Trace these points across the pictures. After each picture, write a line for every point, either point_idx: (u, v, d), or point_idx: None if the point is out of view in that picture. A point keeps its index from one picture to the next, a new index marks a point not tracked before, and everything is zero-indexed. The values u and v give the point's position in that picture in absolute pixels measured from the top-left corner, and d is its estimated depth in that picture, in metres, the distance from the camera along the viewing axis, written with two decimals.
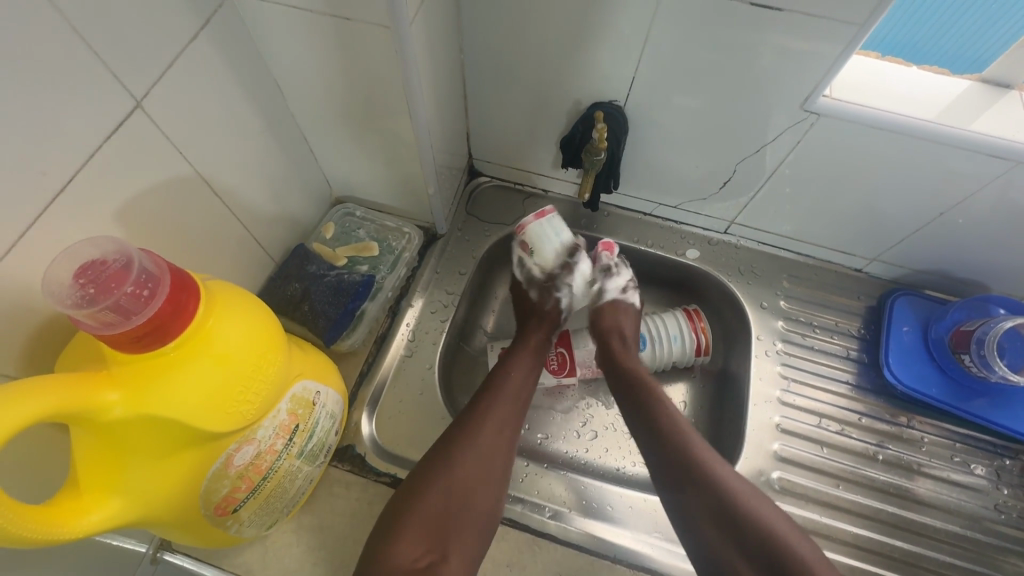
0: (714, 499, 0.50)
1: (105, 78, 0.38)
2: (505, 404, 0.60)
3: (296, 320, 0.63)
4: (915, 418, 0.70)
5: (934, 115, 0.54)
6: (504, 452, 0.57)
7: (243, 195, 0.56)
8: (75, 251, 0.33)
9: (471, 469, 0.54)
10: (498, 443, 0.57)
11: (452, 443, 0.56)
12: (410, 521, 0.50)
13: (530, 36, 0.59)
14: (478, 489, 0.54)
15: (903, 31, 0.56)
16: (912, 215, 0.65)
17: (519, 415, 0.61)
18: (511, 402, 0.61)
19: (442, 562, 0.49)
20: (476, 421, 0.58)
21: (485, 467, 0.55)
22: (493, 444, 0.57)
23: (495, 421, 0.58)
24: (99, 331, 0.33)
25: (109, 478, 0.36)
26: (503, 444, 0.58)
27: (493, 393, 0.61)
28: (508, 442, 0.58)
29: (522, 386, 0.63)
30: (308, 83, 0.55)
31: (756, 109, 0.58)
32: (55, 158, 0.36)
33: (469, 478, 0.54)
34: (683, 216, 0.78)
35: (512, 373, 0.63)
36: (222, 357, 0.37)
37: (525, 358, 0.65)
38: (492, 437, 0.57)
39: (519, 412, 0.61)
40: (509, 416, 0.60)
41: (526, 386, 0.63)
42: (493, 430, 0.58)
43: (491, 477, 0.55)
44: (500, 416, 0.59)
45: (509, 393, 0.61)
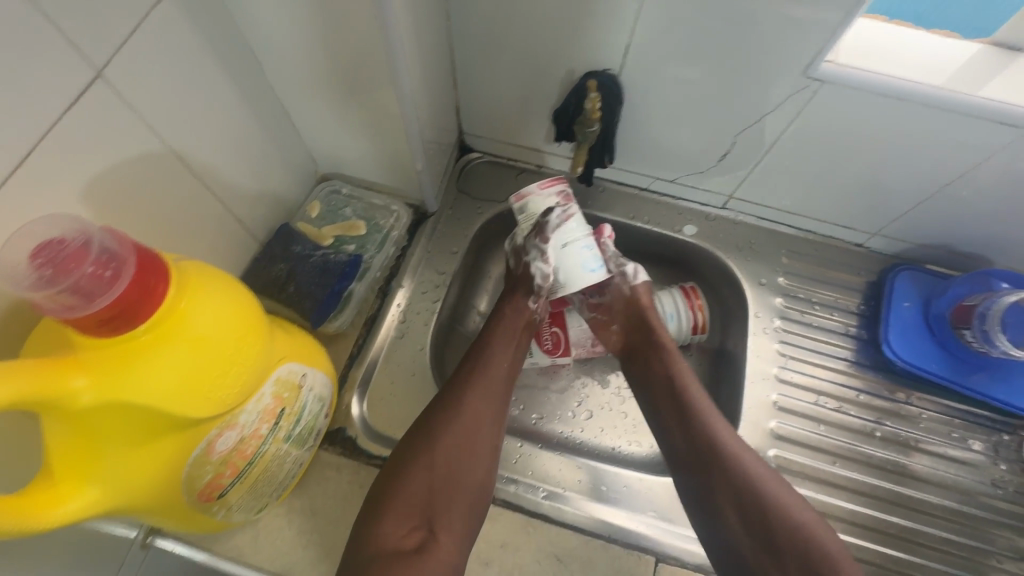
0: (737, 485, 0.53)
1: (61, 46, 0.35)
2: (490, 377, 0.59)
3: (281, 302, 0.61)
4: (913, 394, 0.69)
5: (943, 81, 0.52)
6: (491, 425, 0.56)
7: (221, 173, 0.53)
8: (30, 230, 0.31)
9: (454, 446, 0.53)
10: (485, 417, 0.56)
11: (435, 421, 0.55)
12: (395, 500, 0.50)
13: (520, 1, 0.55)
14: (466, 464, 0.53)
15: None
16: (916, 188, 0.63)
17: (503, 390, 0.59)
18: (496, 374, 0.59)
19: (432, 538, 0.49)
20: (459, 399, 0.56)
21: (469, 441, 0.54)
22: (478, 418, 0.55)
23: (479, 395, 0.57)
24: (61, 314, 0.31)
25: (84, 466, 0.35)
26: (489, 417, 0.56)
27: (476, 366, 0.59)
28: (495, 415, 0.57)
29: (506, 361, 0.61)
30: (285, 52, 0.52)
31: (757, 77, 0.56)
32: (9, 131, 0.34)
33: (455, 454, 0.53)
34: (681, 190, 0.76)
35: (497, 345, 0.61)
36: (198, 340, 0.36)
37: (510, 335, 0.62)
38: (477, 412, 0.56)
39: (505, 386, 0.59)
40: (495, 389, 0.58)
41: (511, 360, 0.62)
42: (476, 405, 0.56)
43: (478, 451, 0.54)
44: (484, 390, 0.57)
45: (492, 366, 0.59)
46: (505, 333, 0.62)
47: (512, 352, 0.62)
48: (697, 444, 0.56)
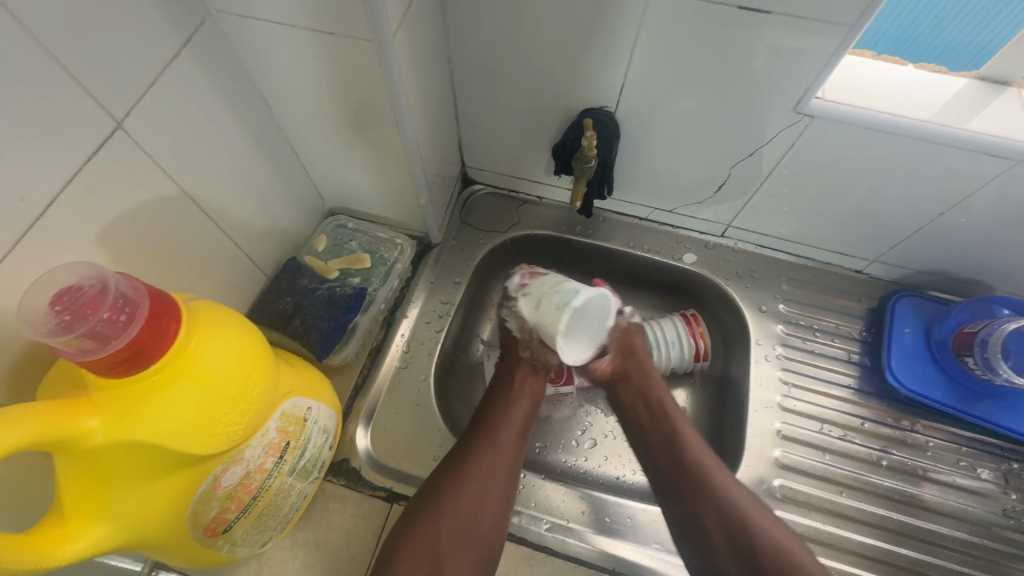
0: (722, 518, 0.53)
1: (85, 101, 0.38)
2: (510, 426, 0.60)
3: (288, 335, 0.63)
4: (919, 421, 0.69)
5: (930, 114, 0.53)
6: (504, 477, 0.56)
7: (231, 211, 0.55)
8: (51, 277, 0.33)
9: (470, 491, 0.54)
10: (495, 468, 0.56)
11: (446, 474, 0.55)
12: (404, 556, 0.50)
13: (518, 44, 0.58)
14: (474, 517, 0.53)
15: (904, 25, 0.54)
16: (911, 215, 0.64)
17: (522, 433, 0.60)
18: (508, 425, 0.60)
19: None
20: (479, 442, 0.58)
21: (478, 495, 0.54)
22: (486, 472, 0.56)
23: (491, 447, 0.58)
24: (77, 358, 0.32)
25: (93, 504, 0.36)
26: (501, 469, 0.56)
27: (494, 413, 0.61)
28: (508, 466, 0.57)
29: (524, 406, 0.62)
30: (295, 96, 0.54)
31: (748, 111, 0.58)
32: (34, 180, 0.36)
33: (459, 510, 0.53)
34: (679, 220, 0.77)
35: (517, 390, 0.63)
36: (206, 379, 0.37)
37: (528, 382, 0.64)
38: (484, 465, 0.56)
39: (524, 429, 0.61)
40: (507, 441, 0.58)
41: (529, 405, 0.63)
42: (487, 456, 0.57)
43: (487, 504, 0.54)
44: (494, 442, 0.58)
45: (504, 417, 0.60)
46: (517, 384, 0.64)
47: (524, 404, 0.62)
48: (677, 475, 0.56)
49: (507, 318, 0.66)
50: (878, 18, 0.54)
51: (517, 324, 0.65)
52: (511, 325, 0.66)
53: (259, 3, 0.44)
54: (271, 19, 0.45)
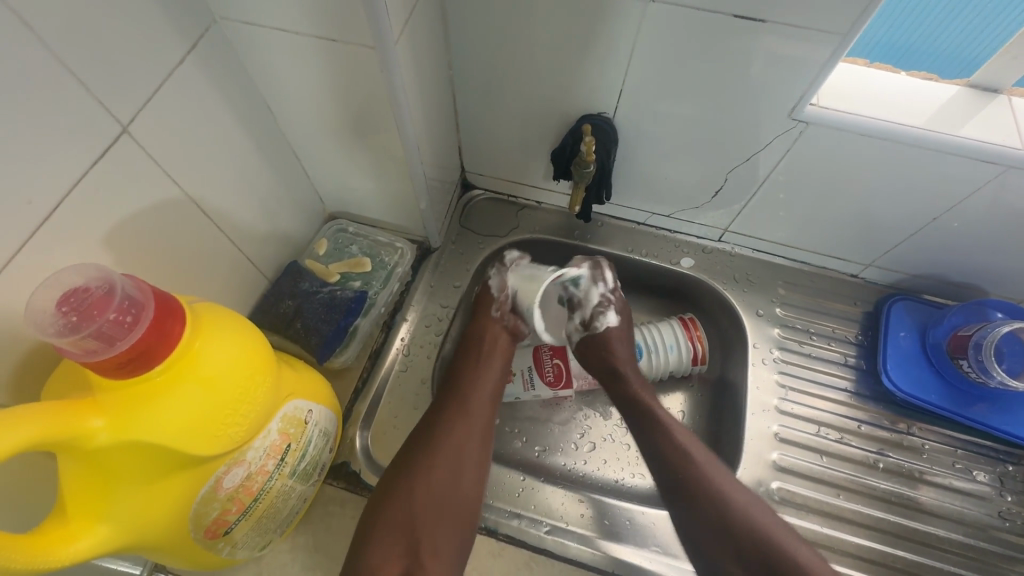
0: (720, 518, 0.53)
1: (92, 106, 0.38)
2: (479, 401, 0.60)
3: (289, 338, 0.63)
4: (915, 424, 0.69)
5: (922, 121, 0.54)
6: (477, 446, 0.57)
7: (234, 214, 0.56)
8: (58, 279, 0.33)
9: (442, 465, 0.54)
10: (468, 437, 0.57)
11: (418, 445, 0.55)
12: (381, 530, 0.50)
13: (517, 51, 0.59)
14: (450, 486, 0.54)
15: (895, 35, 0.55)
16: (906, 220, 0.64)
17: (492, 406, 0.61)
18: (480, 395, 0.61)
19: (417, 559, 0.49)
20: (449, 417, 0.58)
21: (452, 464, 0.55)
22: (459, 441, 0.56)
23: (463, 417, 0.58)
24: (82, 358, 0.32)
25: (96, 505, 0.36)
26: (475, 438, 0.57)
27: (461, 388, 0.61)
28: (481, 434, 0.58)
29: (493, 380, 0.63)
30: (297, 101, 0.55)
31: (744, 117, 0.59)
32: (41, 184, 0.36)
33: (434, 480, 0.53)
34: (677, 225, 0.78)
35: (483, 364, 0.64)
36: (209, 380, 0.37)
37: (492, 359, 0.64)
38: (458, 434, 0.57)
39: (494, 403, 0.61)
40: (480, 411, 0.59)
41: (497, 378, 0.63)
42: (460, 425, 0.57)
43: (463, 472, 0.55)
44: (466, 412, 0.59)
45: (476, 388, 0.61)
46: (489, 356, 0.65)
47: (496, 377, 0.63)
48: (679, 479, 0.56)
49: (491, 277, 0.70)
50: (869, 28, 0.55)
51: (499, 284, 0.69)
52: (493, 283, 0.70)
53: (263, 10, 0.45)
54: (275, 26, 0.46)
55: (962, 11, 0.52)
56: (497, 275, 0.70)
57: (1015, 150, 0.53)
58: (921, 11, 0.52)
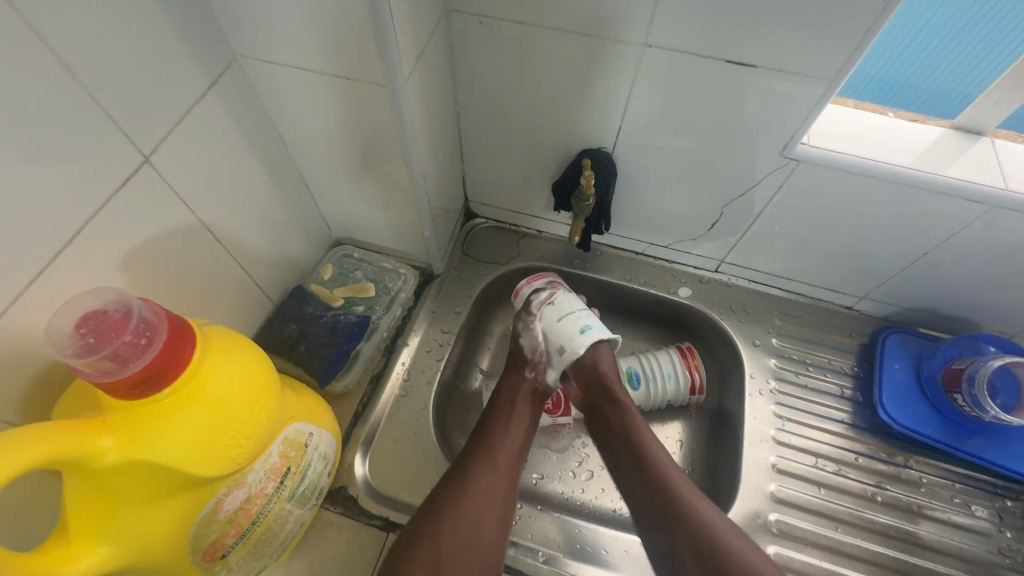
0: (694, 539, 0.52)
1: (117, 136, 0.40)
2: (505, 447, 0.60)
3: (292, 361, 0.64)
4: (912, 457, 0.70)
5: (909, 161, 0.57)
6: (503, 498, 0.56)
7: (244, 239, 0.58)
8: (77, 302, 0.35)
9: (467, 507, 0.54)
10: (496, 487, 0.57)
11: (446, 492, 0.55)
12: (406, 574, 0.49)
13: (522, 89, 0.62)
14: (473, 528, 0.53)
15: (885, 75, 0.57)
16: (898, 255, 0.66)
17: (519, 455, 0.61)
18: (508, 442, 0.61)
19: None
20: (477, 461, 0.58)
21: (480, 512, 0.54)
22: (486, 488, 0.56)
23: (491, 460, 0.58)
24: (96, 379, 0.33)
25: (98, 524, 0.36)
26: (501, 486, 0.57)
27: (487, 436, 0.61)
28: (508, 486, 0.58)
29: (519, 433, 0.63)
30: (310, 133, 0.57)
31: (738, 153, 0.61)
32: (68, 210, 0.38)
33: (460, 523, 0.53)
34: (675, 255, 0.80)
35: (508, 413, 0.64)
36: (216, 402, 0.38)
37: (523, 409, 0.65)
38: (485, 484, 0.56)
39: (523, 449, 0.62)
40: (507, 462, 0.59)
41: (524, 428, 0.63)
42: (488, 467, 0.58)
43: (486, 522, 0.54)
44: (494, 457, 0.59)
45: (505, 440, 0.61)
46: (518, 408, 0.65)
47: (524, 427, 0.63)
48: (653, 497, 0.55)
49: (522, 334, 0.70)
50: (863, 63, 0.57)
51: (531, 344, 0.69)
52: (525, 341, 0.69)
53: (282, 50, 0.48)
54: (293, 64, 0.49)
55: (952, 51, 0.53)
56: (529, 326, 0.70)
57: (997, 189, 0.55)
58: (905, 56, 0.55)
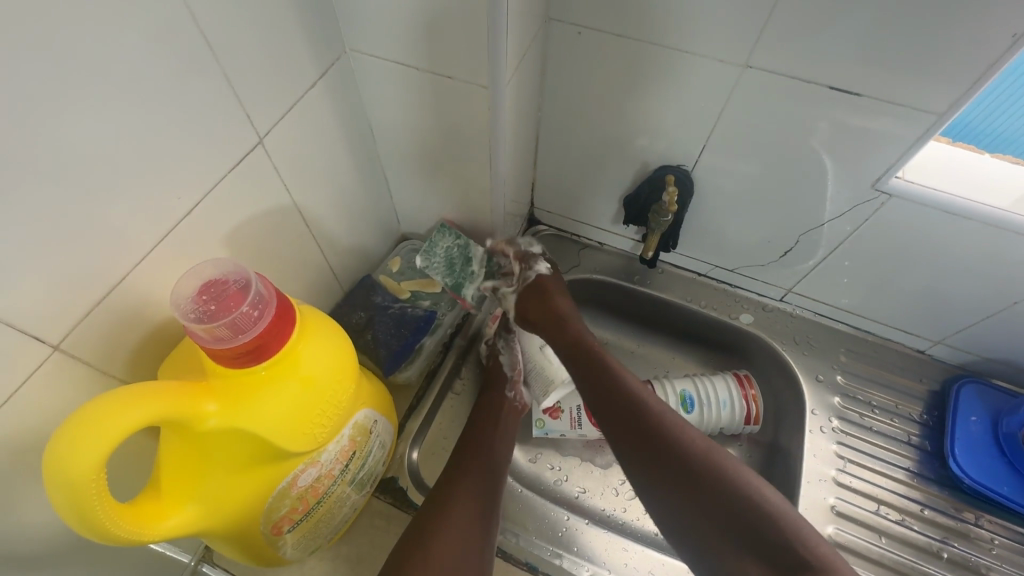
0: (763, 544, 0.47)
1: (240, 117, 0.42)
2: (483, 457, 0.60)
3: (359, 347, 0.65)
4: (983, 516, 0.66)
5: (1008, 204, 0.54)
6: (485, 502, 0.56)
7: (327, 226, 0.59)
8: (199, 270, 0.36)
9: (456, 517, 0.53)
10: (471, 518, 0.53)
11: (423, 530, 0.51)
12: None
13: (607, 101, 0.62)
14: (462, 537, 0.52)
15: (994, 117, 0.53)
16: (986, 302, 0.63)
17: (501, 466, 0.61)
18: (485, 451, 0.61)
19: None
20: (462, 471, 0.58)
21: (468, 519, 0.53)
22: (471, 495, 0.56)
23: (473, 467, 0.59)
24: (209, 345, 0.35)
25: (189, 485, 0.38)
26: (482, 492, 0.57)
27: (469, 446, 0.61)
28: (481, 518, 0.54)
29: (495, 446, 0.62)
30: (399, 127, 0.59)
31: (827, 183, 0.59)
32: (190, 184, 0.40)
33: (450, 533, 0.51)
34: (739, 280, 0.78)
35: (487, 427, 0.64)
36: (307, 380, 0.39)
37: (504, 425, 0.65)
38: (467, 496, 0.55)
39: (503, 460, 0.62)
40: (486, 470, 0.59)
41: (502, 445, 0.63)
42: (470, 477, 0.57)
43: (475, 527, 0.53)
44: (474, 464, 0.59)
45: (471, 472, 0.58)
46: (499, 421, 0.65)
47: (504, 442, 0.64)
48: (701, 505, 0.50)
49: (502, 352, 0.71)
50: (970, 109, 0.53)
51: (510, 361, 0.70)
52: (504, 359, 0.71)
53: (392, 46, 0.49)
54: (398, 60, 0.50)
55: None
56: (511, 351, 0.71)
57: None
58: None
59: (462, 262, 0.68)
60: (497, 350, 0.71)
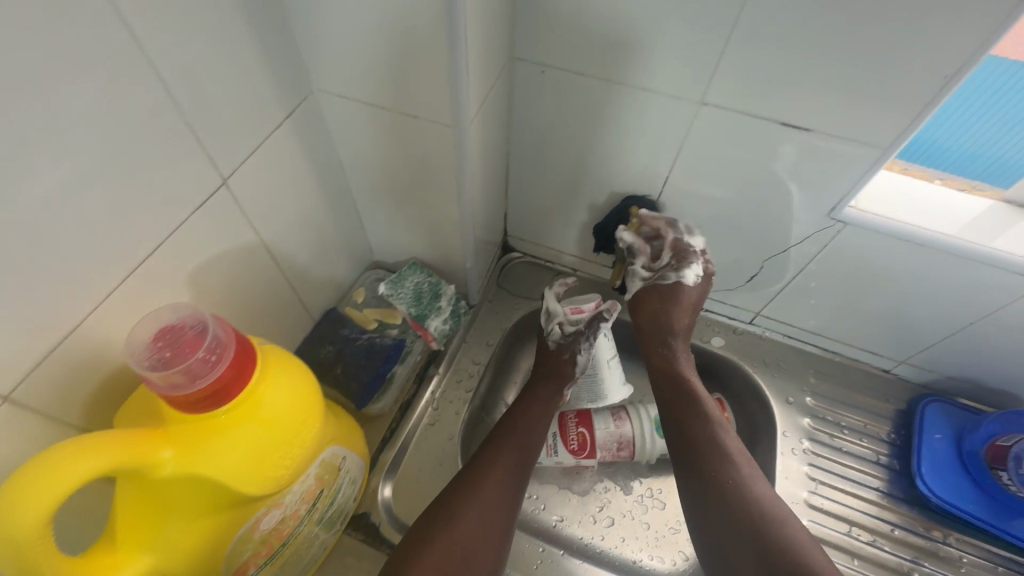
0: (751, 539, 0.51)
1: (204, 161, 0.43)
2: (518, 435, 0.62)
3: (329, 382, 0.65)
4: (951, 534, 0.67)
5: (955, 230, 0.57)
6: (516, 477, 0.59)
7: (297, 260, 0.59)
8: (156, 315, 0.36)
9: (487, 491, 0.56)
10: (497, 502, 0.55)
11: (452, 504, 0.54)
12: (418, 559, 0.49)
13: (573, 134, 0.64)
14: (489, 510, 0.55)
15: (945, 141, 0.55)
16: (943, 323, 0.65)
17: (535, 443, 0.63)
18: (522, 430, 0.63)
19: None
20: (498, 445, 0.60)
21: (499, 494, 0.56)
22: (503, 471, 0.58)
23: (508, 444, 0.61)
24: (165, 391, 0.34)
25: (145, 534, 0.37)
26: (514, 468, 0.59)
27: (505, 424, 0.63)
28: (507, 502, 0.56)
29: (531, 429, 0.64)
30: (369, 162, 0.60)
31: (786, 211, 0.62)
32: (152, 228, 0.41)
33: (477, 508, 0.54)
34: (710, 304, 0.80)
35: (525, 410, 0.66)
36: (269, 422, 0.39)
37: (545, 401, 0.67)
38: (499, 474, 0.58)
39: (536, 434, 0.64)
40: (520, 448, 0.61)
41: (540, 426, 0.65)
42: (505, 453, 0.60)
43: (503, 503, 0.56)
44: (510, 440, 0.61)
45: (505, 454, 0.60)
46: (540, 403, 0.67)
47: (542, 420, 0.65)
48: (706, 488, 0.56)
49: (581, 352, 0.69)
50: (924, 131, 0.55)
51: (585, 363, 0.69)
52: (581, 359, 0.69)
53: (358, 87, 0.50)
54: (365, 100, 0.52)
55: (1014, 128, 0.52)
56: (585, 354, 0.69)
57: None
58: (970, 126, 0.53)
59: (430, 296, 0.70)
60: (576, 349, 0.69)
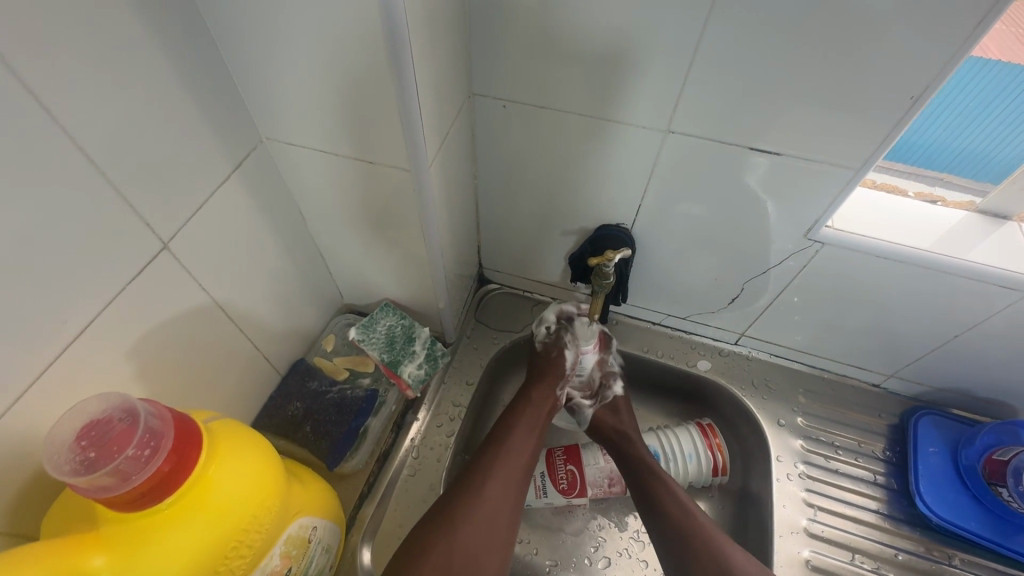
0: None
1: (139, 226, 0.40)
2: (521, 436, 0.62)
3: (297, 442, 0.61)
4: (955, 554, 0.65)
5: (932, 245, 0.56)
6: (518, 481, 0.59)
7: (257, 315, 0.56)
8: (81, 409, 0.33)
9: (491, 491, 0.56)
10: (500, 510, 0.55)
11: (453, 508, 0.54)
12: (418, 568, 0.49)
13: (540, 166, 0.62)
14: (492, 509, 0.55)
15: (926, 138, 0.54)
16: (928, 337, 0.64)
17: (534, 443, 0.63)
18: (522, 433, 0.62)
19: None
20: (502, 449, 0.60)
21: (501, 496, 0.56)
22: (507, 472, 0.58)
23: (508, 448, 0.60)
24: (93, 495, 0.31)
25: None
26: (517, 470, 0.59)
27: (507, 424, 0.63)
28: (510, 508, 0.56)
29: (530, 435, 0.63)
30: (328, 208, 0.57)
31: (761, 233, 0.60)
32: (82, 304, 0.37)
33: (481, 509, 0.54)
34: (694, 327, 0.78)
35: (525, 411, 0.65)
36: (219, 510, 0.35)
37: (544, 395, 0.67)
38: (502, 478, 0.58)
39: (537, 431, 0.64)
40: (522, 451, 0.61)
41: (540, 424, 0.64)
42: (508, 455, 0.60)
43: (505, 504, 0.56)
44: (511, 444, 0.61)
45: (512, 452, 0.60)
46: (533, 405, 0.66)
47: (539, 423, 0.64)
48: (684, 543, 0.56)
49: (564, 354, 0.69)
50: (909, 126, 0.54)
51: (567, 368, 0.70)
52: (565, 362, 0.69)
53: (309, 134, 0.48)
54: (318, 147, 0.49)
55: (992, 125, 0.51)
56: (569, 348, 0.68)
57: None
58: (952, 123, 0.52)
59: (403, 341, 0.67)
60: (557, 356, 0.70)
